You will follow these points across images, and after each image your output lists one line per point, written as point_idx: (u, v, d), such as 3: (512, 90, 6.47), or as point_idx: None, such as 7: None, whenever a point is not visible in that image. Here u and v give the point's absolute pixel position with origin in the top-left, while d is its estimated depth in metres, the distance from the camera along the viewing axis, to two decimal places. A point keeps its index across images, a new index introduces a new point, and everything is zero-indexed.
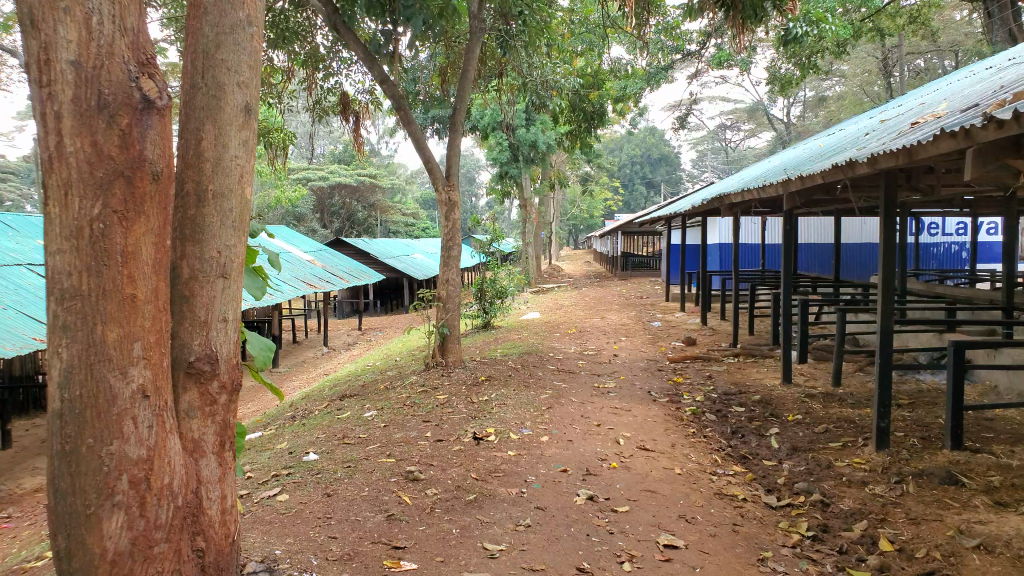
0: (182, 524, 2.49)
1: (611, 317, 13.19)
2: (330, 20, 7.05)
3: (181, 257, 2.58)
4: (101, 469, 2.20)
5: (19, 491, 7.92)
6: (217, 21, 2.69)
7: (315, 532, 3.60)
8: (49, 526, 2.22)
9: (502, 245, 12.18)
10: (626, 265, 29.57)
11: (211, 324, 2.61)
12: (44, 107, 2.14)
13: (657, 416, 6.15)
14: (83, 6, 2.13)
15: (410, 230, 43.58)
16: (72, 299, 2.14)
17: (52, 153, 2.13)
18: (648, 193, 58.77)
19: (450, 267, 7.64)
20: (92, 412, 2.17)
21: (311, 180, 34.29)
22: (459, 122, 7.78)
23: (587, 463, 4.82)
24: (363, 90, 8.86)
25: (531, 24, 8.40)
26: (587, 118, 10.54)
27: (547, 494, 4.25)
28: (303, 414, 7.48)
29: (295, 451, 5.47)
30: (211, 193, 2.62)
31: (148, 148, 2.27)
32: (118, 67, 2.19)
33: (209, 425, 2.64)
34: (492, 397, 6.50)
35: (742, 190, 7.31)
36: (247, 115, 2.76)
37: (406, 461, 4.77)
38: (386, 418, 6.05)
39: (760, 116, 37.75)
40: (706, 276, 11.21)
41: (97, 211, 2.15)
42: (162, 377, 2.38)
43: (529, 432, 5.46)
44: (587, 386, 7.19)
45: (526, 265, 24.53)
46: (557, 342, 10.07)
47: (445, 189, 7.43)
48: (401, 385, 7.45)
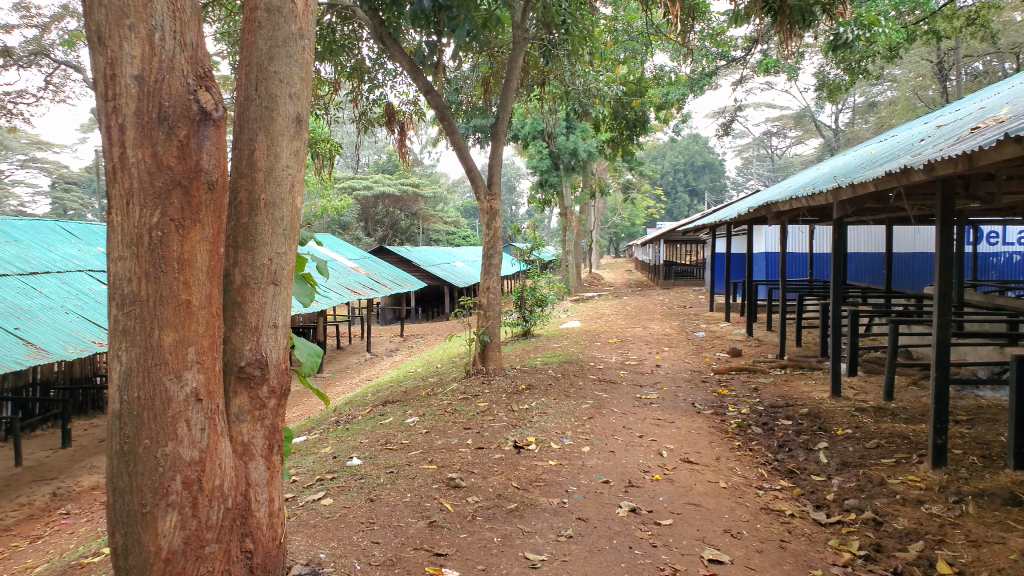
0: (231, 525, 2.54)
1: (653, 326, 13.08)
2: (376, 32, 7.16)
3: (235, 264, 2.64)
4: (156, 470, 2.27)
5: (78, 488, 8.17)
6: (272, 34, 2.77)
7: (359, 536, 3.65)
8: (108, 524, 2.30)
9: (542, 253, 12.26)
10: (668, 274, 29.28)
11: (262, 330, 2.66)
12: (108, 120, 2.24)
13: (701, 428, 6.09)
14: (147, 24, 2.24)
15: (453, 238, 43.75)
16: (132, 305, 2.23)
17: (115, 164, 2.23)
18: (691, 201, 58.25)
19: (490, 274, 7.66)
20: (149, 414, 2.26)
21: (356, 189, 34.83)
22: (502, 132, 7.80)
23: (630, 475, 4.79)
24: (407, 101, 8.98)
25: (574, 33, 8.43)
26: (630, 125, 10.36)
27: (589, 505, 4.23)
28: (347, 419, 7.57)
29: (340, 455, 5.55)
30: (263, 202, 2.69)
31: (205, 158, 2.34)
32: (178, 81, 2.28)
33: (259, 428, 2.69)
34: (533, 405, 6.50)
35: (789, 198, 7.20)
36: (299, 126, 2.81)
37: (448, 468, 4.80)
38: (428, 424, 6.10)
39: (807, 123, 37.12)
40: (752, 285, 11.04)
41: (155, 220, 2.24)
42: (215, 381, 2.45)
43: (570, 441, 5.45)
44: (630, 397, 7.13)
45: (568, 274, 24.36)
46: (598, 351, 10.03)
47: (487, 198, 7.50)
48: (442, 392, 7.48)
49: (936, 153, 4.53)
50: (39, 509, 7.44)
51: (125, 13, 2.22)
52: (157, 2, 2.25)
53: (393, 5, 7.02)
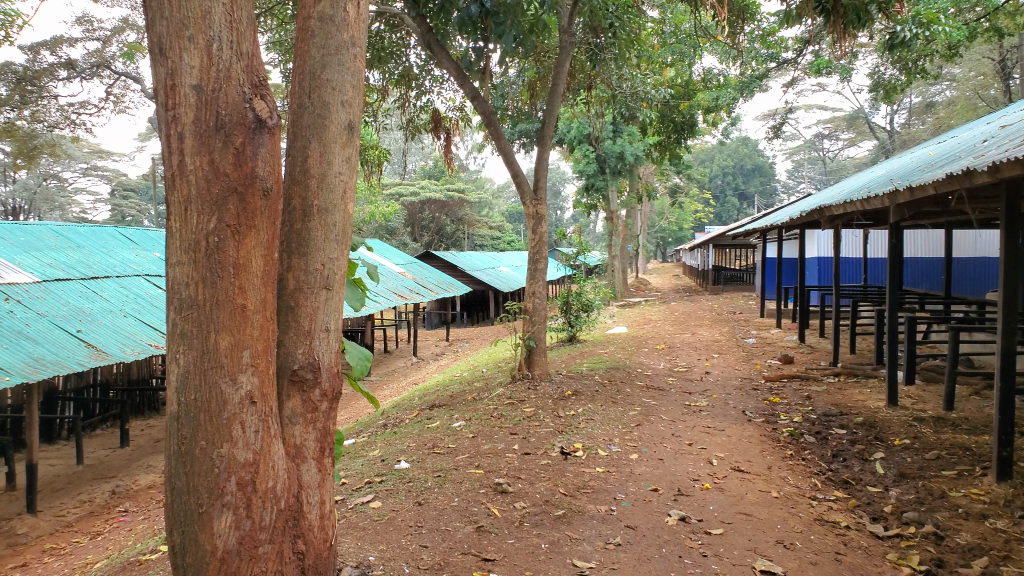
0: (284, 526, 2.58)
1: (702, 333, 12.89)
2: (424, 39, 7.24)
3: (288, 269, 2.69)
4: (212, 470, 2.33)
5: (136, 487, 8.40)
6: (325, 43, 2.81)
7: (407, 540, 3.68)
8: (166, 523, 2.38)
9: (588, 258, 12.19)
10: (717, 279, 28.83)
11: (315, 334, 2.70)
12: (169, 128, 2.33)
13: (752, 437, 5.97)
14: (205, 35, 2.31)
15: (498, 243, 43.82)
16: (189, 309, 2.30)
17: (175, 171, 2.32)
18: (740, 205, 57.37)
19: (536, 279, 7.65)
20: (205, 416, 2.32)
21: (403, 195, 35.25)
22: (548, 136, 7.79)
23: (679, 483, 4.72)
24: (454, 107, 9.05)
25: (622, 36, 8.37)
26: (677, 129, 10.13)
27: (638, 513, 4.18)
28: (394, 422, 7.63)
29: (388, 458, 5.60)
30: (316, 208, 2.73)
31: (260, 165, 2.39)
32: (234, 90, 2.35)
33: (311, 431, 2.72)
34: (579, 411, 6.46)
35: (843, 202, 7.03)
36: (351, 133, 2.85)
37: (495, 473, 4.80)
38: (475, 429, 6.12)
39: (861, 124, 36.19)
40: (804, 290, 10.79)
41: (212, 226, 2.31)
42: (269, 385, 2.49)
43: (618, 448, 5.40)
44: (679, 405, 7.03)
45: (613, 279, 24.11)
46: (645, 357, 9.93)
47: (533, 203, 7.51)
48: (487, 397, 7.48)
49: (1000, 153, 4.38)
50: (99, 507, 7.67)
51: (184, 26, 2.30)
52: (215, 14, 2.32)
53: (440, 12, 7.06)
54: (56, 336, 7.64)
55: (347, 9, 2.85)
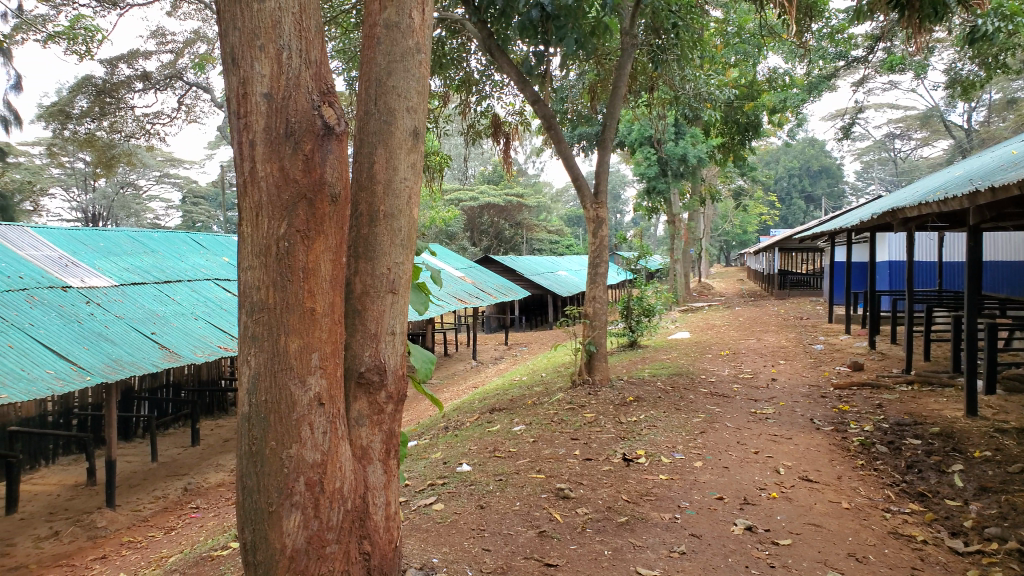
0: (351, 527, 2.61)
1: (768, 339, 12.59)
2: (485, 44, 7.29)
3: (355, 274, 2.73)
4: (282, 470, 2.40)
5: (206, 485, 8.66)
6: (390, 50, 2.86)
7: (470, 543, 3.69)
8: (239, 520, 2.46)
9: (649, 262, 12.05)
10: (783, 284, 28.12)
11: (381, 337, 2.73)
12: (241, 136, 2.42)
13: (822, 446, 5.80)
14: (276, 44, 2.38)
15: (557, 248, 43.72)
16: (260, 312, 2.38)
17: (247, 178, 2.40)
18: (806, 208, 55.91)
19: (596, 283, 7.59)
20: (275, 417, 2.39)
21: (463, 201, 35.56)
22: (609, 139, 7.74)
23: (745, 492, 4.61)
24: (513, 112, 9.08)
25: (685, 37, 8.28)
26: (741, 129, 9.88)
27: (702, 521, 4.11)
28: (455, 426, 7.66)
29: (450, 461, 5.64)
30: (383, 214, 2.77)
31: (328, 171, 2.44)
32: (303, 97, 2.41)
33: (377, 433, 2.75)
34: (642, 418, 6.38)
35: (918, 203, 6.77)
36: (416, 139, 2.88)
37: (557, 478, 4.78)
38: (536, 433, 6.11)
39: (936, 122, 34.80)
40: (875, 295, 10.44)
41: (283, 230, 2.37)
42: (337, 387, 2.53)
43: (681, 456, 5.32)
44: (744, 412, 6.88)
45: (675, 283, 23.71)
46: (709, 364, 9.75)
47: (593, 207, 7.47)
48: (547, 401, 7.46)
49: None
50: (172, 503, 7.95)
51: (255, 36, 2.38)
52: (285, 23, 2.39)
53: (502, 16, 7.09)
54: (131, 338, 7.95)
55: (412, 15, 2.88)
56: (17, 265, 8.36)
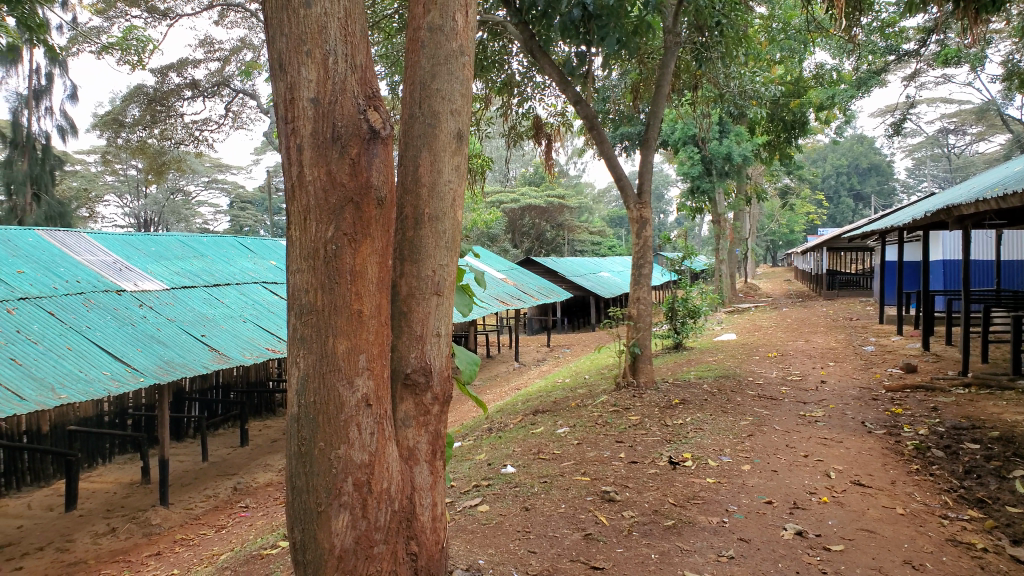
0: (398, 527, 2.63)
1: (817, 340, 12.34)
2: (527, 45, 7.27)
3: (401, 276, 2.76)
4: (330, 471, 2.43)
5: (255, 484, 8.83)
6: (434, 53, 2.87)
7: (516, 544, 3.69)
8: (289, 519, 2.51)
9: (694, 263, 11.90)
10: (831, 284, 27.50)
11: (427, 338, 2.75)
12: (290, 140, 2.47)
13: (874, 450, 5.66)
14: (322, 49, 2.42)
15: (599, 249, 43.50)
16: (309, 314, 2.42)
17: (295, 182, 2.45)
18: (854, 206, 54.65)
19: (641, 284, 7.51)
20: (323, 417, 2.42)
21: (504, 203, 35.63)
22: (652, 139, 7.68)
23: (795, 496, 4.52)
24: (555, 113, 9.06)
25: (729, 34, 8.19)
26: (787, 128, 9.73)
27: (751, 526, 4.04)
28: (498, 427, 7.67)
29: (494, 462, 5.65)
30: (427, 216, 2.79)
31: (375, 174, 2.46)
32: (349, 101, 2.43)
33: (423, 434, 2.76)
34: (688, 421, 6.30)
35: (975, 200, 6.56)
36: (460, 141, 2.89)
37: (602, 481, 4.75)
38: (580, 435, 6.08)
39: (993, 117, 33.62)
40: (930, 294, 10.15)
41: (330, 233, 2.41)
42: (384, 389, 2.55)
43: (729, 459, 5.24)
44: (793, 415, 6.75)
45: (721, 284, 23.38)
46: (756, 366, 9.59)
47: (637, 207, 7.42)
48: (591, 404, 7.42)
49: None
50: (223, 502, 8.12)
51: (302, 41, 2.43)
52: (331, 29, 2.43)
53: (543, 17, 7.09)
54: (182, 340, 8.15)
55: (455, 17, 2.89)
56: (75, 269, 8.65)
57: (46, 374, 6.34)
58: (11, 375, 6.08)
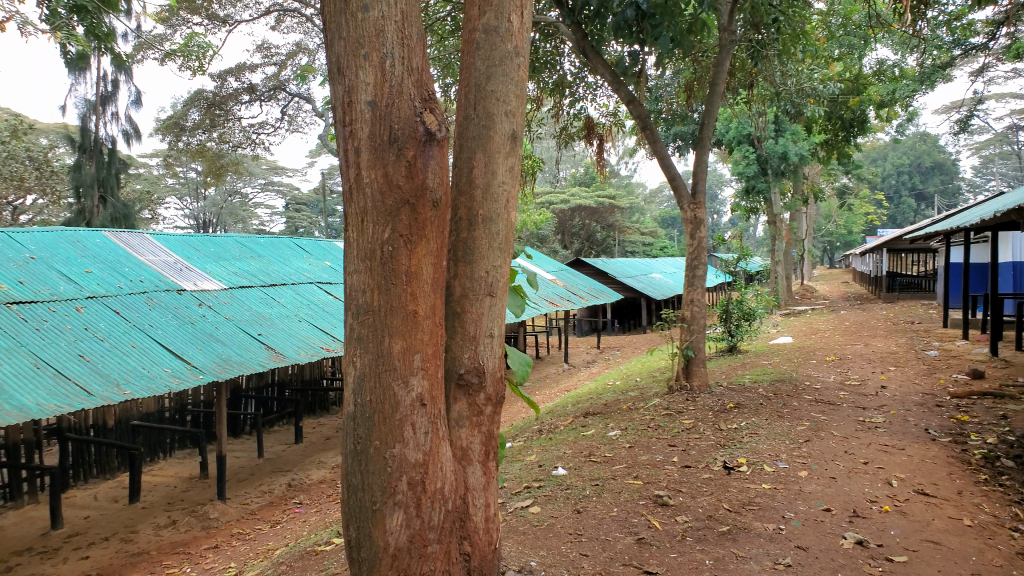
0: (451, 527, 2.64)
1: (877, 344, 11.99)
2: (579, 45, 7.25)
3: (455, 276, 2.77)
4: (385, 470, 2.46)
5: (308, 481, 8.99)
6: (489, 54, 2.88)
7: (568, 547, 3.68)
8: (345, 516, 2.55)
9: (749, 264, 11.69)
10: (892, 286, 26.68)
11: (480, 339, 2.75)
12: (347, 143, 2.50)
13: (938, 458, 5.47)
14: (379, 52, 2.45)
15: (651, 250, 43.06)
16: (365, 314, 2.46)
17: (353, 183, 2.49)
18: (916, 206, 52.97)
19: (694, 286, 7.42)
20: (379, 416, 2.45)
21: (554, 203, 35.62)
22: (706, 138, 7.58)
23: (854, 505, 4.40)
24: (607, 113, 9.01)
25: (786, 31, 7.97)
26: (846, 126, 9.41)
27: (809, 533, 3.94)
28: (549, 429, 7.66)
29: (545, 464, 5.63)
30: (481, 217, 2.80)
31: (430, 176, 2.47)
32: (406, 104, 2.45)
33: (477, 434, 2.77)
34: (742, 425, 6.19)
35: None
36: (514, 143, 2.89)
37: (655, 485, 4.70)
38: (632, 439, 6.03)
39: None
40: (998, 298, 9.75)
41: (386, 235, 2.44)
42: (438, 389, 2.57)
43: (786, 465, 5.12)
44: (852, 421, 6.57)
45: (777, 286, 22.90)
46: (814, 370, 9.37)
47: (691, 207, 7.34)
48: (643, 407, 7.34)
49: None
50: (278, 498, 8.29)
51: (360, 45, 2.46)
52: (388, 32, 2.46)
53: (595, 17, 7.06)
54: (240, 339, 8.34)
55: (510, 18, 2.89)
56: (139, 269, 8.94)
57: (112, 370, 6.57)
58: (78, 371, 6.32)
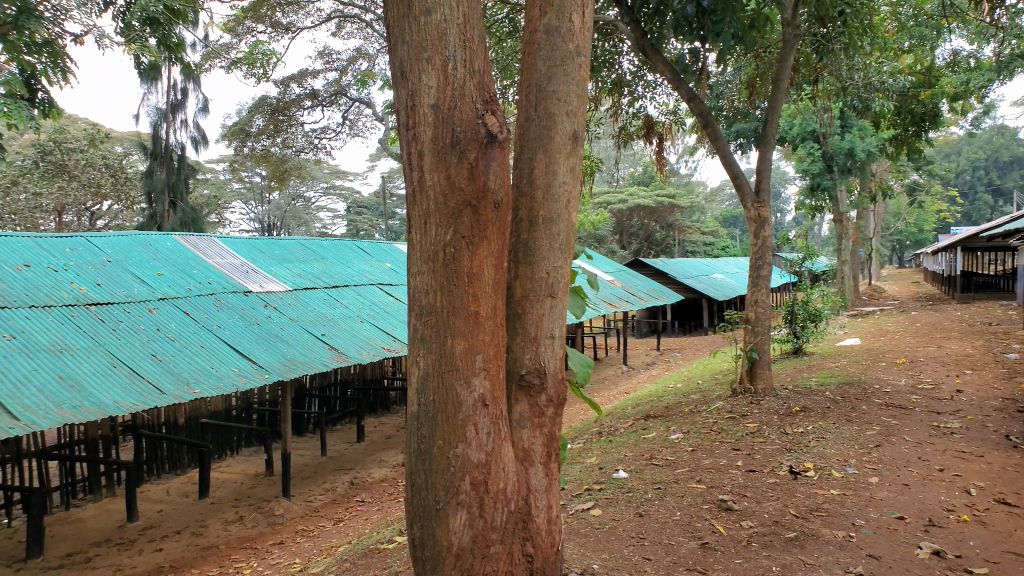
0: (513, 528, 2.64)
1: (952, 346, 11.52)
2: (638, 44, 7.19)
3: (516, 278, 2.78)
4: (448, 469, 2.48)
5: (370, 479, 9.13)
6: (550, 54, 2.88)
7: (630, 550, 3.65)
8: (409, 515, 2.59)
9: (814, 264, 11.39)
10: (967, 287, 25.60)
11: (541, 340, 2.74)
12: (410, 146, 2.54)
13: (1020, 466, 5.21)
14: (442, 55, 2.47)
15: (711, 249, 42.30)
16: (428, 316, 2.49)
17: (416, 186, 2.52)
18: (992, 203, 50.72)
19: (758, 287, 7.26)
20: (442, 416, 2.48)
21: (612, 203, 35.41)
22: (770, 135, 7.42)
23: (930, 513, 4.23)
24: (666, 112, 8.91)
25: (853, 24, 7.75)
26: (916, 120, 9.13)
27: (881, 542, 3.81)
28: (609, 431, 7.61)
29: (606, 467, 5.60)
30: (542, 218, 2.79)
31: (491, 178, 2.47)
32: (468, 107, 2.46)
33: (538, 435, 2.76)
34: (809, 429, 6.03)
35: None
36: (576, 143, 2.87)
37: (718, 489, 4.62)
38: (694, 442, 5.94)
39: None
40: None
41: (449, 237, 2.46)
42: (500, 390, 2.57)
43: (855, 471, 4.97)
44: (926, 426, 6.32)
45: (843, 286, 22.23)
46: (884, 373, 9.05)
47: (755, 206, 7.20)
48: (706, 410, 7.21)
49: None
50: (340, 496, 8.45)
51: (423, 49, 2.49)
52: (450, 35, 2.48)
53: (655, 15, 7.00)
54: (304, 339, 8.54)
55: (572, 18, 2.89)
56: (207, 271, 9.25)
57: (182, 370, 6.79)
58: (151, 370, 6.56)
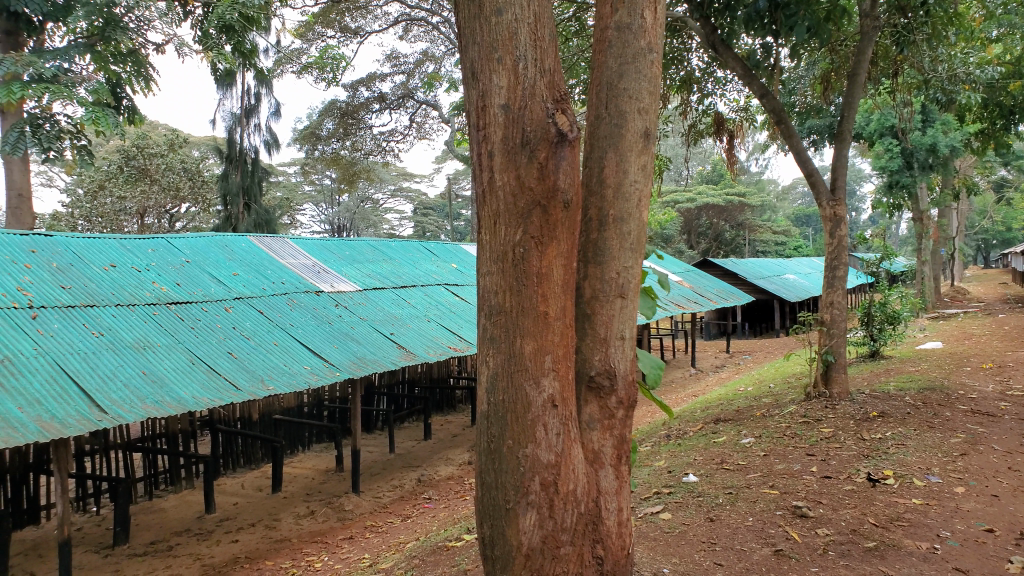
0: (584, 530, 2.62)
1: None
2: (708, 40, 7.05)
3: (585, 278, 2.76)
4: (518, 469, 2.48)
5: (437, 477, 9.22)
6: (621, 52, 2.85)
7: (701, 555, 3.59)
8: (479, 513, 2.60)
9: (893, 264, 10.93)
10: None
11: (611, 341, 2.71)
12: (481, 147, 2.55)
13: None
14: (513, 55, 2.48)
15: (783, 249, 41.18)
16: (498, 315, 2.50)
17: (486, 186, 2.53)
18: None
19: (834, 288, 7.04)
20: (512, 416, 2.48)
21: (679, 202, 34.94)
22: (846, 131, 7.18)
23: (1021, 526, 4.01)
24: (737, 108, 8.73)
25: (937, 14, 7.51)
26: (1005, 112, 9.14)
27: (969, 555, 3.63)
28: (678, 434, 7.50)
29: (675, 470, 5.51)
30: (612, 217, 2.77)
31: (562, 177, 2.46)
32: (538, 106, 2.44)
33: (608, 437, 2.73)
34: (888, 435, 5.80)
35: None
36: (647, 141, 2.83)
37: (792, 495, 4.49)
38: (766, 446, 5.80)
39: None
40: None
41: (518, 237, 2.46)
42: (569, 390, 2.55)
43: (939, 480, 4.75)
44: (1016, 434, 6.00)
45: (924, 287, 21.32)
46: (969, 378, 8.63)
47: (831, 205, 6.96)
48: (778, 415, 7.02)
49: None
50: (407, 493, 8.57)
51: (494, 49, 2.50)
52: (521, 35, 2.48)
53: (725, 10, 6.94)
54: (373, 338, 8.69)
55: (644, 15, 2.85)
56: (280, 271, 9.52)
57: (257, 367, 7.00)
58: (228, 367, 6.79)
